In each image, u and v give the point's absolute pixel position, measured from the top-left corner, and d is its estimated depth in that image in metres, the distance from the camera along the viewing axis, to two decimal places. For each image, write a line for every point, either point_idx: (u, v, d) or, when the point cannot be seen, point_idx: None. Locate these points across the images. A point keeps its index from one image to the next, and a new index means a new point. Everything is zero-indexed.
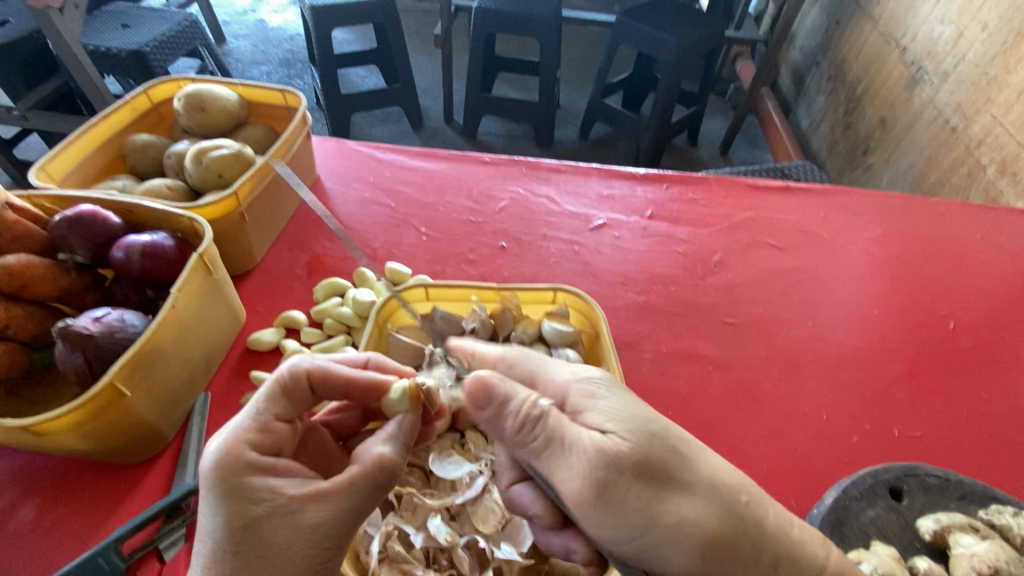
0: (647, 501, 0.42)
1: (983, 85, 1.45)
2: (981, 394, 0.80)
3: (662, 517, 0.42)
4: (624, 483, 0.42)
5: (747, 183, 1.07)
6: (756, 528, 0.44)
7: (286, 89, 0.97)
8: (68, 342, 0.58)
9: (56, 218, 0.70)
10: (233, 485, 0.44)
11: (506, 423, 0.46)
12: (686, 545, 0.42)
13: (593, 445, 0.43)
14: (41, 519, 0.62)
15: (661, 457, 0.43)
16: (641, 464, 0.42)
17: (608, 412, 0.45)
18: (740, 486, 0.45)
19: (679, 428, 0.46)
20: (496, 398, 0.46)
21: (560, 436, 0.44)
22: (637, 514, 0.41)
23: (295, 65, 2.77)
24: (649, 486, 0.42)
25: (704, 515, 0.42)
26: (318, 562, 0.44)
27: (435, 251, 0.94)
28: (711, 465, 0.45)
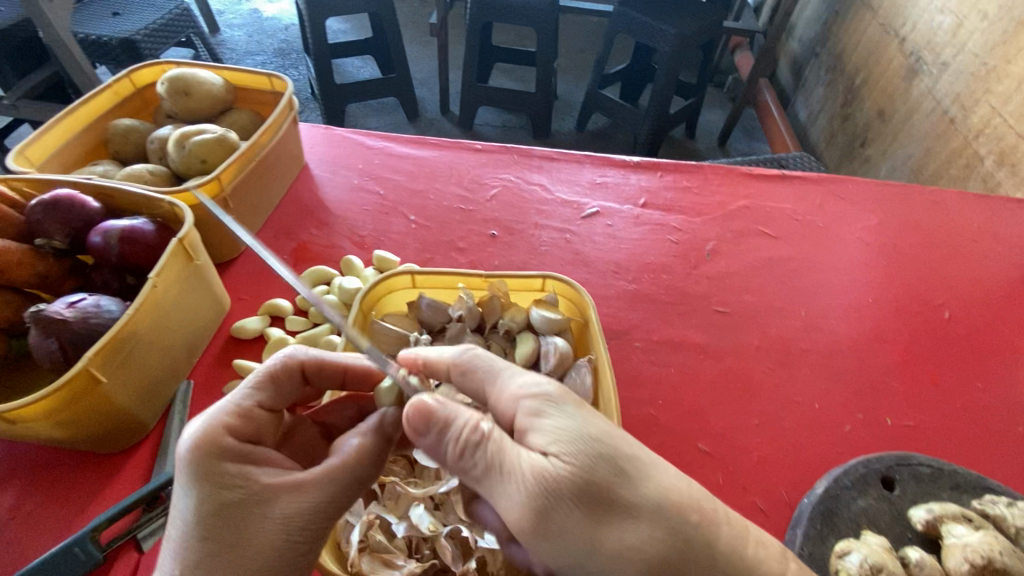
0: (588, 527, 0.39)
1: (982, 75, 1.43)
2: (975, 384, 0.79)
3: (601, 545, 0.39)
4: (562, 510, 0.39)
5: (742, 172, 1.05)
6: (706, 550, 0.40)
7: (273, 74, 0.95)
8: (42, 327, 0.57)
9: (33, 203, 0.68)
10: (210, 470, 0.43)
11: (446, 449, 0.43)
12: (628, 572, 0.39)
13: (534, 470, 0.40)
14: (18, 509, 0.60)
15: (603, 480, 0.40)
16: (580, 490, 0.39)
17: (555, 434, 0.41)
18: (691, 505, 0.41)
19: (628, 444, 0.42)
20: (436, 423, 0.43)
21: (500, 461, 0.41)
22: (576, 543, 0.39)
23: (290, 55, 2.73)
24: (589, 513, 0.39)
25: (646, 540, 0.39)
26: (289, 556, 0.43)
27: (424, 239, 0.92)
28: (661, 483, 0.41)
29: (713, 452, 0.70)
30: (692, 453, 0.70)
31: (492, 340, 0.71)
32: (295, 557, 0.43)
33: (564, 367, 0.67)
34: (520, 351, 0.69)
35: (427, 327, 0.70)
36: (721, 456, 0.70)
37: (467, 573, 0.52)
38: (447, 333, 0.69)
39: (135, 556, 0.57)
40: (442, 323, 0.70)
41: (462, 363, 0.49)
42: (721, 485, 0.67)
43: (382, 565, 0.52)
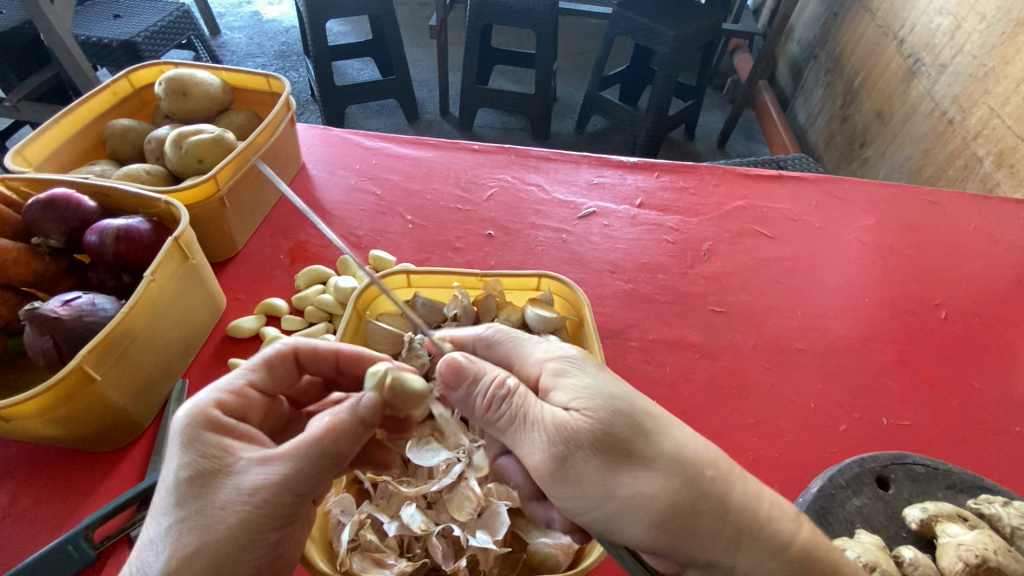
0: (605, 474, 0.41)
1: (980, 77, 1.44)
2: (971, 383, 0.79)
3: (616, 491, 0.40)
4: (579, 457, 0.41)
5: (739, 172, 1.05)
6: (720, 506, 0.40)
7: (271, 75, 0.96)
8: (37, 325, 0.57)
9: (30, 202, 0.69)
10: (192, 438, 0.44)
11: (476, 402, 0.46)
12: (640, 518, 0.40)
13: (557, 420, 0.43)
14: (13, 506, 0.60)
15: (617, 430, 0.42)
16: (595, 438, 0.41)
17: (575, 390, 0.44)
18: (705, 461, 0.42)
19: (642, 401, 0.44)
20: (466, 377, 0.47)
21: (525, 413, 0.44)
22: (593, 489, 0.41)
23: (290, 57, 2.74)
24: (604, 460, 0.41)
25: (659, 491, 0.40)
26: (257, 531, 0.42)
27: (421, 239, 0.92)
28: (677, 439, 0.42)
29: None
30: None
31: None
32: (265, 532, 0.42)
33: None
34: None
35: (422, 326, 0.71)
36: None
37: (457, 573, 0.52)
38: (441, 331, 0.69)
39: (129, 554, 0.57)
40: (437, 322, 0.71)
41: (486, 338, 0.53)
42: None
43: (373, 564, 0.51)
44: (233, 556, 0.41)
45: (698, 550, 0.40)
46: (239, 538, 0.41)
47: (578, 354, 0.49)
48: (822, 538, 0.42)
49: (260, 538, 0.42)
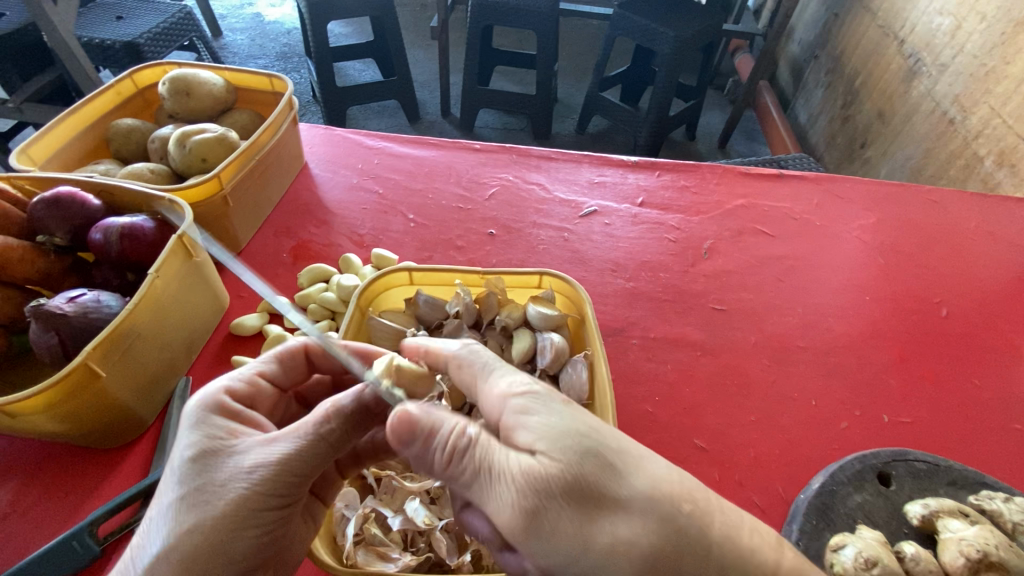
0: (581, 523, 0.36)
1: (981, 76, 1.44)
2: (972, 381, 0.79)
3: (593, 542, 0.36)
4: (553, 509, 0.37)
5: (740, 171, 1.05)
6: (702, 540, 0.38)
7: (274, 75, 0.96)
8: (42, 322, 0.58)
9: (35, 200, 0.69)
10: (201, 418, 0.45)
11: (433, 458, 0.41)
12: (623, 569, 0.36)
13: (526, 471, 0.38)
14: (17, 502, 0.61)
15: (591, 475, 0.38)
16: (568, 487, 0.37)
17: (545, 433, 0.40)
18: (683, 493, 0.39)
19: (613, 438, 0.40)
20: (422, 430, 0.42)
21: (488, 464, 0.39)
22: (569, 545, 0.37)
23: (291, 58, 2.75)
24: (579, 510, 0.37)
25: (640, 534, 0.36)
26: (256, 508, 0.42)
27: (422, 237, 0.93)
28: (650, 474, 0.39)
29: (709, 448, 0.70)
30: (688, 449, 0.70)
31: (490, 336, 0.72)
32: (265, 511, 0.42)
33: (561, 362, 0.67)
34: (517, 347, 0.69)
35: (424, 323, 0.71)
36: (718, 452, 0.70)
37: (460, 566, 0.52)
38: (444, 328, 0.69)
39: None
40: (439, 320, 0.71)
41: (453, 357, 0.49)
42: (718, 480, 0.67)
43: (377, 558, 0.52)
44: (231, 535, 0.41)
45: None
46: (238, 515, 0.41)
47: (545, 386, 0.44)
48: (807, 563, 0.40)
49: (260, 516, 0.42)
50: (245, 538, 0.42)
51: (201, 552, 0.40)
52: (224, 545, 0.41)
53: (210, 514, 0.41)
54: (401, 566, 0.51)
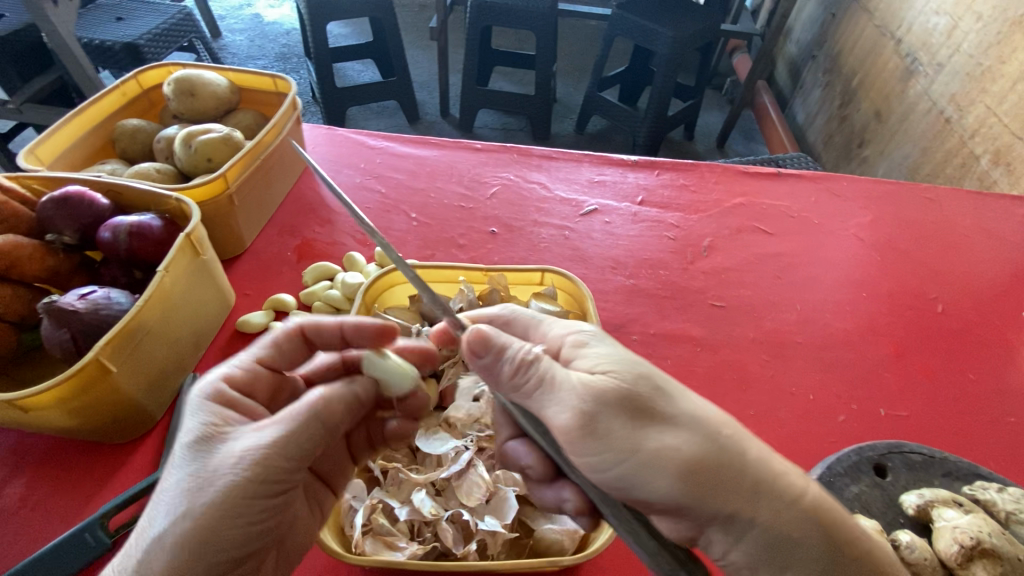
0: (633, 429, 0.41)
1: (977, 76, 1.45)
2: (968, 375, 0.80)
3: (642, 446, 0.40)
4: (607, 416, 0.41)
5: (738, 170, 1.07)
6: (740, 460, 0.41)
7: (277, 75, 0.97)
8: (54, 318, 0.59)
9: (44, 199, 0.70)
10: (196, 408, 0.45)
11: (502, 369, 0.44)
12: (666, 471, 0.40)
13: (587, 381, 0.42)
14: (29, 497, 0.62)
15: (640, 391, 0.42)
16: (623, 400, 0.41)
17: (599, 361, 0.44)
18: (721, 420, 0.43)
19: (656, 371, 0.45)
20: (495, 345, 0.45)
21: (552, 376, 0.43)
22: (621, 446, 0.41)
23: (291, 59, 2.76)
24: (631, 419, 0.41)
25: (685, 444, 0.40)
26: (249, 496, 0.41)
27: (425, 236, 0.94)
28: (693, 402, 0.44)
29: None
30: None
31: None
32: (259, 497, 0.42)
33: None
34: None
35: (428, 319, 0.71)
36: None
37: (467, 556, 0.54)
38: None
39: None
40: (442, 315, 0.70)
41: (502, 317, 0.52)
42: None
43: (384, 547, 0.53)
44: (226, 522, 0.41)
45: (721, 504, 0.40)
46: (230, 504, 0.41)
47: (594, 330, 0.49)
48: (826, 493, 0.43)
49: (256, 504, 0.42)
50: (240, 525, 0.42)
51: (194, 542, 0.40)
52: (217, 533, 0.41)
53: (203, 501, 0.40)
54: (409, 554, 0.52)
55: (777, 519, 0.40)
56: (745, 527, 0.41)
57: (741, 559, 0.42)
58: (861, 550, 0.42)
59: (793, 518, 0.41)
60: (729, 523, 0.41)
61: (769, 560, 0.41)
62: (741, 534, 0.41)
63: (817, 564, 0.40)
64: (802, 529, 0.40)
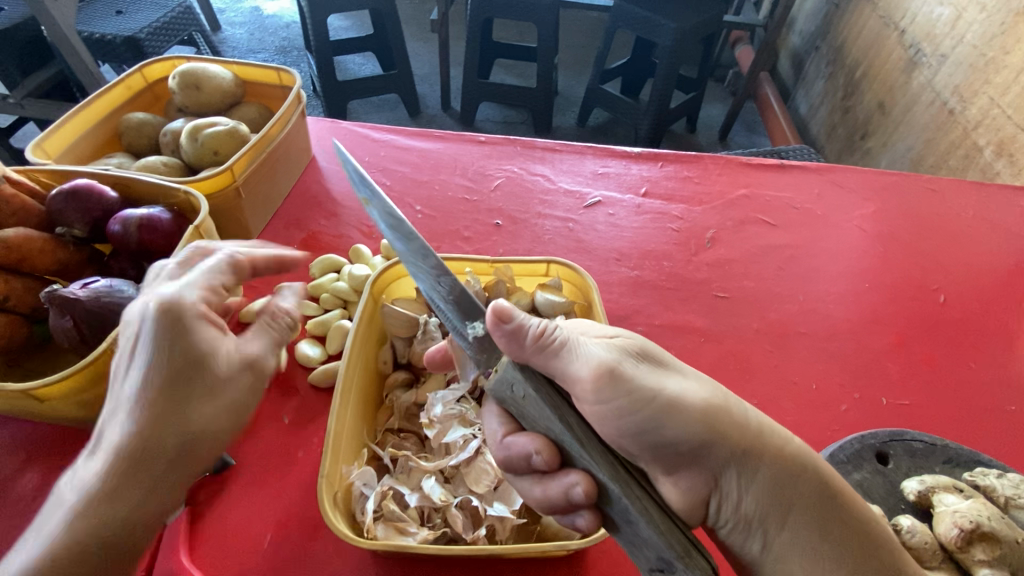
0: (655, 374, 0.45)
1: (980, 67, 1.45)
2: (969, 364, 0.81)
3: (664, 388, 0.44)
4: (629, 362, 0.45)
5: (741, 161, 1.07)
6: (740, 404, 0.47)
7: (282, 68, 0.98)
8: (57, 307, 0.60)
9: (53, 193, 0.71)
10: (185, 328, 0.44)
11: (529, 333, 0.45)
12: (687, 409, 0.44)
13: (607, 341, 0.47)
14: (43, 487, 0.63)
15: (648, 347, 0.48)
16: (639, 352, 0.47)
17: (604, 333, 0.50)
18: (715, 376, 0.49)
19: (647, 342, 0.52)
20: (518, 313, 0.45)
21: (575, 338, 0.46)
22: (646, 388, 0.44)
23: (291, 53, 2.75)
24: (650, 368, 0.46)
25: (695, 387, 0.46)
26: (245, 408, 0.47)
27: (430, 228, 0.95)
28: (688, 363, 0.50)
29: None
30: None
31: None
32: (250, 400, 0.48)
33: None
34: None
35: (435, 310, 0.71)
36: None
37: (476, 541, 0.55)
38: None
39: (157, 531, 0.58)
40: None
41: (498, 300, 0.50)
42: None
43: (395, 532, 0.54)
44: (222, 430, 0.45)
45: (735, 442, 0.44)
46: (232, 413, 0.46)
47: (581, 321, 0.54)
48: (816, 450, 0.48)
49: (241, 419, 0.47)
50: (222, 434, 0.45)
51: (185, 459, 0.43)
52: (206, 440, 0.44)
53: (197, 416, 0.44)
54: (420, 539, 0.54)
55: (778, 458, 0.45)
56: (756, 467, 0.44)
57: (753, 508, 0.44)
58: (847, 490, 0.46)
59: (792, 456, 0.45)
60: (742, 464, 0.44)
61: (777, 506, 0.44)
62: (753, 475, 0.44)
63: (815, 500, 0.44)
64: (800, 465, 0.45)
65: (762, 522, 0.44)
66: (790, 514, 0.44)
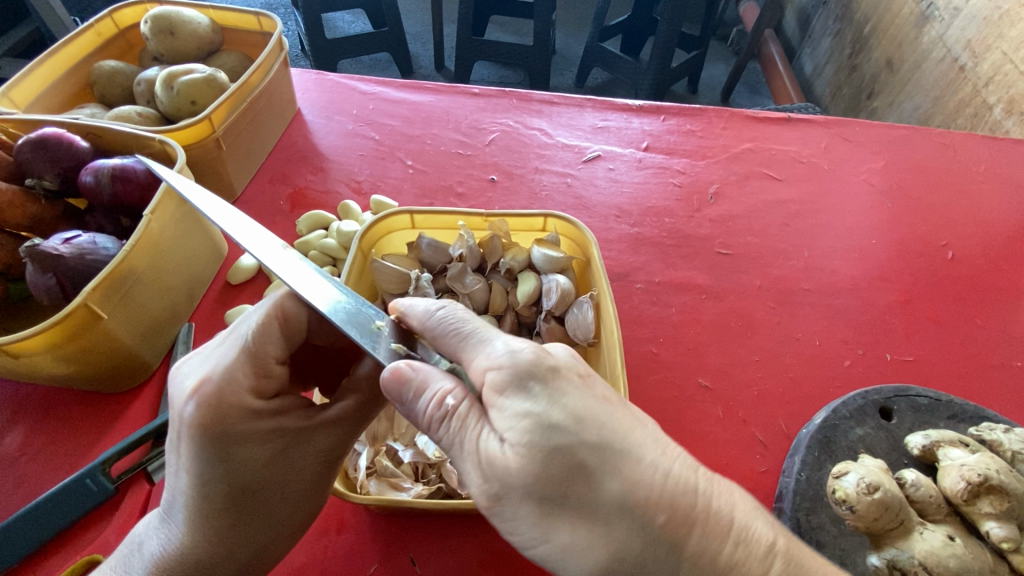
0: (541, 518, 0.35)
1: (995, 20, 1.38)
2: (976, 321, 0.79)
3: (552, 538, 0.35)
4: (514, 499, 0.35)
5: (746, 115, 1.02)
6: (671, 555, 0.34)
7: (261, 12, 0.92)
8: (38, 263, 0.57)
9: (21, 142, 0.67)
10: (242, 434, 0.41)
11: (415, 423, 0.40)
12: (578, 568, 0.35)
13: (489, 458, 0.36)
14: (27, 447, 0.61)
15: (553, 471, 0.34)
16: (531, 483, 0.34)
17: (507, 431, 0.36)
18: (660, 503, 0.33)
19: (593, 430, 0.35)
20: (405, 395, 0.40)
21: (461, 442, 0.38)
22: (530, 533, 0.36)
23: (277, 10, 2.62)
24: (541, 506, 0.35)
25: (600, 543, 0.34)
26: (323, 479, 0.47)
27: (422, 183, 0.91)
28: (630, 475, 0.34)
29: (713, 387, 0.70)
30: (692, 387, 0.70)
31: (494, 279, 0.71)
32: (327, 474, 0.47)
33: (566, 304, 0.68)
34: (522, 290, 0.69)
35: (428, 267, 0.70)
36: (722, 391, 0.70)
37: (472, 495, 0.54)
38: (448, 272, 0.69)
39: (147, 488, 0.58)
40: (443, 263, 0.70)
41: (427, 323, 0.43)
42: (722, 417, 0.68)
43: (389, 487, 0.54)
44: (300, 505, 0.47)
45: None
46: (311, 485, 0.47)
47: (534, 356, 0.38)
48: None
49: (316, 489, 0.47)
50: (282, 521, 0.46)
51: (249, 553, 0.45)
52: (267, 538, 0.46)
53: (271, 508, 0.45)
54: (414, 494, 0.53)
55: None
56: None
57: None
58: None
59: None
60: None
61: None
62: None
63: None
64: None
65: None
66: None
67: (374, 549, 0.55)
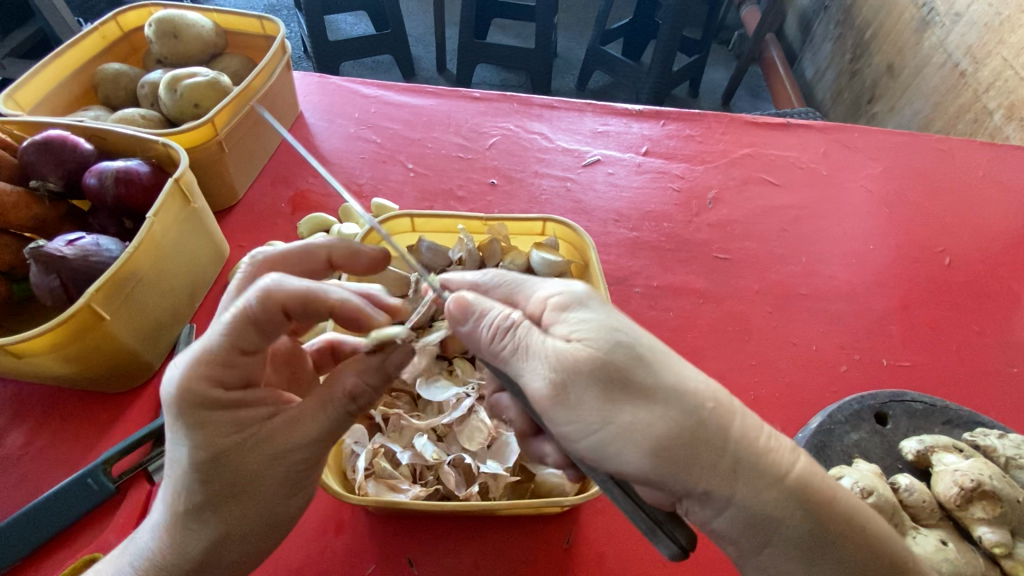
0: (604, 403, 0.37)
1: (995, 26, 1.39)
2: (973, 327, 0.79)
3: (614, 419, 0.37)
4: (579, 386, 0.38)
5: (745, 120, 1.03)
6: (719, 436, 0.38)
7: (265, 16, 0.93)
8: (43, 264, 0.58)
9: (26, 144, 0.67)
10: (199, 423, 0.41)
11: (479, 335, 0.42)
12: (637, 446, 0.37)
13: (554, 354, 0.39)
14: (28, 446, 0.62)
15: (614, 360, 0.38)
16: (596, 370, 0.37)
17: (570, 334, 0.39)
18: (705, 393, 0.39)
19: (644, 334, 0.40)
20: (472, 314, 0.43)
21: (527, 345, 0.40)
22: (591, 417, 0.38)
23: (280, 12, 2.63)
24: (605, 391, 0.37)
25: (658, 421, 0.37)
26: (292, 485, 0.44)
27: (422, 187, 0.91)
28: (679, 373, 0.39)
29: None
30: None
31: None
32: (296, 480, 0.44)
33: None
34: None
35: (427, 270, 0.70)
36: None
37: (469, 497, 0.55)
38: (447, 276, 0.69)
39: (147, 487, 0.58)
40: (442, 266, 0.69)
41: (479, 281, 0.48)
42: None
43: (387, 488, 0.54)
44: (264, 509, 0.44)
45: (696, 482, 0.37)
46: (278, 489, 0.44)
47: (586, 287, 0.43)
48: (820, 474, 0.40)
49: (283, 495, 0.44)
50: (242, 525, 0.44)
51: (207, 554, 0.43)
52: (232, 540, 0.44)
53: (230, 509, 0.43)
54: (411, 496, 0.54)
55: (754, 498, 0.38)
56: (721, 507, 0.38)
57: (722, 531, 0.39)
58: (848, 528, 0.38)
59: (769, 499, 0.38)
60: (703, 499, 0.38)
61: (751, 536, 0.38)
62: (720, 509, 0.38)
63: (794, 543, 0.38)
64: (782, 505, 0.38)
65: (734, 542, 0.39)
66: (768, 544, 0.38)
67: (372, 550, 0.56)
